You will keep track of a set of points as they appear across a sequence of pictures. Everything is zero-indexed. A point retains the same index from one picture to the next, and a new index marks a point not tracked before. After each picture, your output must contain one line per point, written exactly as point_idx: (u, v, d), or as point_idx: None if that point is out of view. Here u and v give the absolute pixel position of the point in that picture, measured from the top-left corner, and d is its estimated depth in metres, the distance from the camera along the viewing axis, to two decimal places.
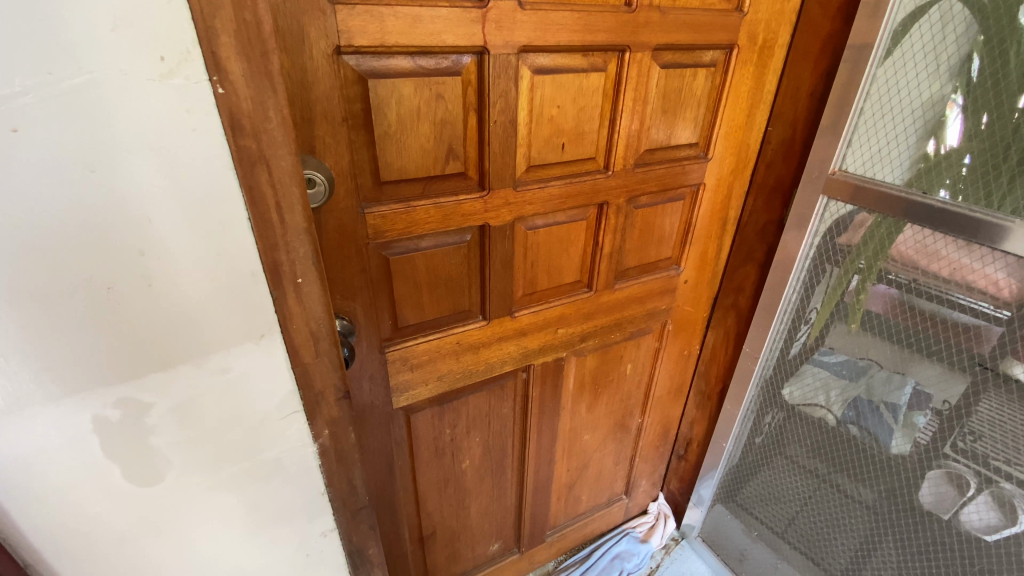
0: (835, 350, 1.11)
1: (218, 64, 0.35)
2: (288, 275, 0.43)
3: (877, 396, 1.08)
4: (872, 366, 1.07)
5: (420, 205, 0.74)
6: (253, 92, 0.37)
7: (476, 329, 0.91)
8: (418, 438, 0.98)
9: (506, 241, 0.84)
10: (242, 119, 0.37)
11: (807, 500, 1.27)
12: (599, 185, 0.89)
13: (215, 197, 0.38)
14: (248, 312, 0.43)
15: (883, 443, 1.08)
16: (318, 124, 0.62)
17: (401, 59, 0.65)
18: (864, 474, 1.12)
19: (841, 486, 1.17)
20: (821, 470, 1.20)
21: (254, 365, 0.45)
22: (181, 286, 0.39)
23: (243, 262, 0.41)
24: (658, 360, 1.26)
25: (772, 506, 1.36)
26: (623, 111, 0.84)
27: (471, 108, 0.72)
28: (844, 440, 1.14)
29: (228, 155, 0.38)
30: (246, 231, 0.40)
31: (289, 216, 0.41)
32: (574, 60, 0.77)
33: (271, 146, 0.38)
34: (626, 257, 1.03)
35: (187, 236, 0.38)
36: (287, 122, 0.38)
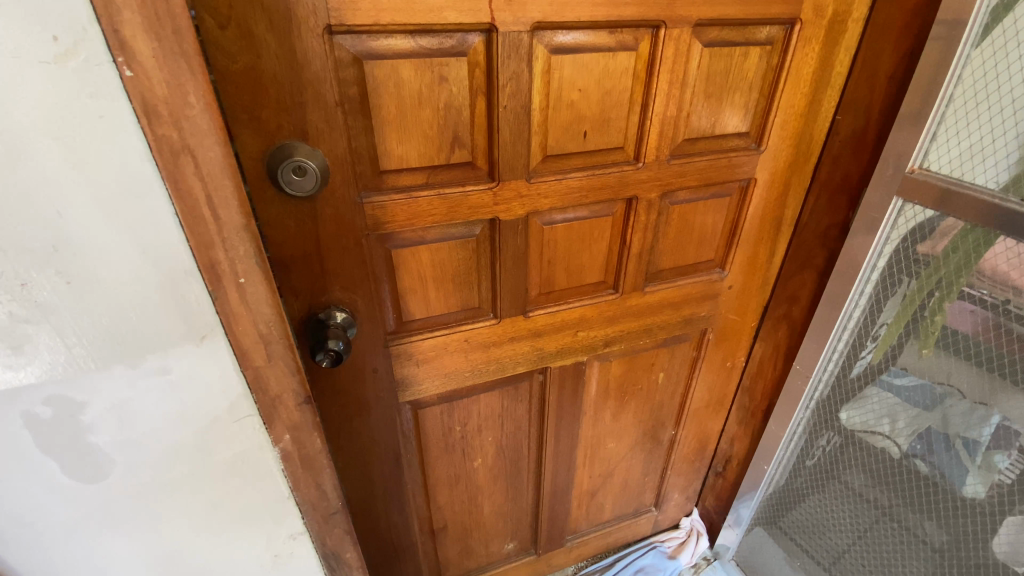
0: (907, 372, 0.95)
1: (122, 44, 0.34)
2: (229, 276, 0.43)
3: (953, 429, 0.93)
4: (951, 395, 0.91)
5: (424, 195, 0.70)
6: (167, 74, 0.36)
7: (486, 328, 0.87)
8: (427, 433, 0.95)
9: (519, 236, 0.79)
10: (157, 104, 0.36)
11: (862, 535, 1.13)
12: (626, 177, 0.81)
13: (134, 190, 0.38)
14: (183, 311, 0.42)
15: (954, 483, 0.93)
16: (310, 109, 0.59)
17: (400, 39, 0.60)
18: (929, 517, 0.98)
19: (902, 524, 1.03)
20: (878, 506, 1.07)
21: (196, 366, 0.45)
22: (102, 282, 0.39)
23: (174, 261, 0.41)
24: (695, 370, 1.15)
25: (822, 537, 1.22)
26: (657, 94, 0.75)
27: (478, 92, 0.66)
28: (910, 475, 1.00)
29: (147, 146, 0.37)
30: (174, 226, 0.40)
31: (223, 213, 0.41)
32: (598, 37, 0.69)
33: (196, 135, 0.38)
34: (658, 257, 0.93)
35: (107, 233, 0.38)
36: (210, 107, 0.38)
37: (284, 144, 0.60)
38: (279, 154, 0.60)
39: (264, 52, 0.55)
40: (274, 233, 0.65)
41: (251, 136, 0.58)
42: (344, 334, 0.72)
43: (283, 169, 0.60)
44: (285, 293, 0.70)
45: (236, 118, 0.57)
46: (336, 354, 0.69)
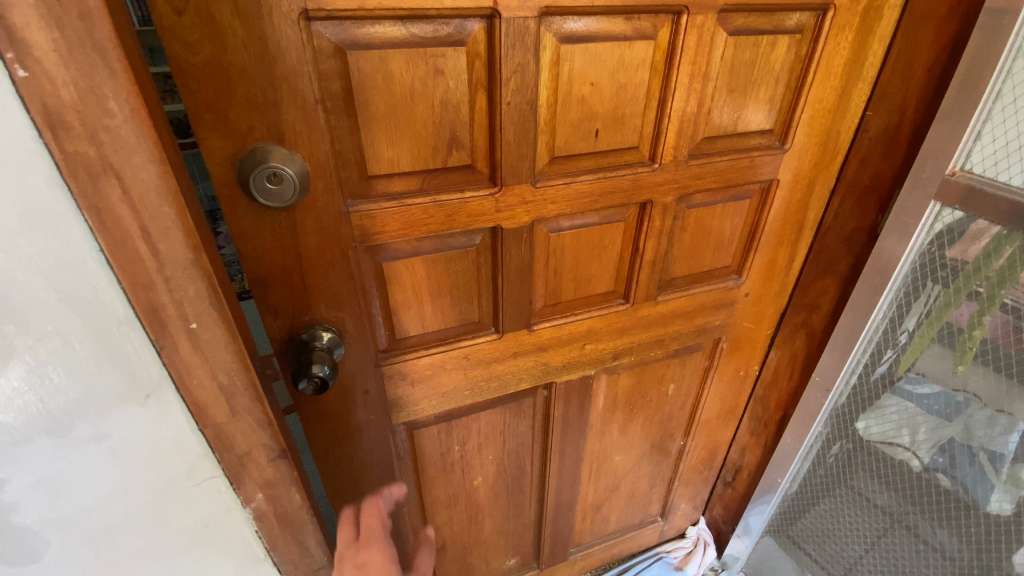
0: (926, 378, 0.90)
1: (12, 36, 0.29)
2: (178, 321, 0.39)
3: (976, 442, 0.87)
4: (971, 403, 0.85)
5: (417, 203, 0.63)
6: (74, 73, 0.30)
7: (487, 343, 0.80)
8: (423, 453, 0.89)
9: (523, 245, 0.72)
10: (65, 112, 0.31)
11: (874, 545, 1.09)
12: (641, 180, 0.73)
13: (49, 238, 0.34)
14: (121, 366, 0.40)
15: (978, 498, 0.88)
16: (286, 107, 0.52)
17: (388, 26, 0.52)
18: (953, 532, 0.93)
19: (917, 533, 0.99)
20: (898, 519, 1.02)
21: (139, 425, 0.43)
22: (21, 347, 0.37)
23: (107, 314, 0.38)
24: (707, 380, 1.09)
25: (829, 544, 1.18)
26: (676, 89, 0.67)
27: (478, 87, 0.59)
28: (929, 486, 0.95)
29: (56, 168, 0.33)
30: (103, 274, 0.36)
31: (164, 245, 0.36)
32: (613, 24, 0.61)
33: (125, 151, 0.33)
34: (672, 265, 0.87)
35: (23, 295, 0.35)
36: (137, 113, 0.33)
37: (256, 147, 0.52)
38: (251, 159, 0.52)
39: (229, 42, 0.47)
40: (249, 247, 0.57)
41: (217, 138, 0.50)
42: (329, 356, 0.65)
43: (256, 177, 0.52)
44: (264, 313, 0.62)
45: (199, 118, 0.49)
46: (321, 383, 0.62)
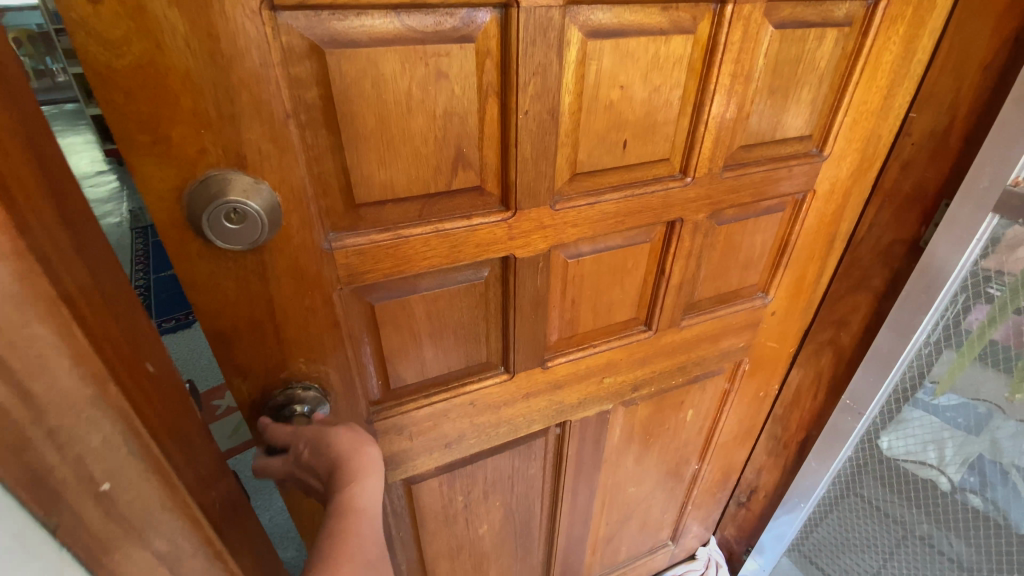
0: (952, 392, 0.84)
1: None
2: (82, 492, 0.28)
3: (1006, 459, 0.82)
4: (995, 415, 0.82)
5: (415, 234, 0.52)
6: None
7: (496, 386, 0.69)
8: (423, 507, 0.78)
9: (539, 276, 0.61)
10: None
11: (888, 559, 1.04)
12: (671, 196, 0.64)
13: None
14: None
15: (1014, 520, 0.83)
16: (248, 124, 0.40)
17: (378, 18, 0.41)
18: (982, 552, 0.88)
19: (936, 547, 0.95)
20: (920, 535, 0.97)
21: None
22: None
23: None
24: (726, 403, 1.01)
25: (842, 559, 1.13)
26: (715, 91, 0.58)
27: (490, 93, 0.48)
28: (957, 507, 0.90)
29: None
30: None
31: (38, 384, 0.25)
32: (647, 15, 0.51)
33: None
34: (699, 286, 0.77)
35: None
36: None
37: (210, 176, 0.40)
38: (204, 192, 0.40)
39: (165, 40, 0.35)
40: (206, 298, 0.45)
41: (155, 166, 0.38)
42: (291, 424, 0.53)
43: (211, 219, 0.40)
44: (228, 374, 0.51)
45: (130, 141, 0.37)
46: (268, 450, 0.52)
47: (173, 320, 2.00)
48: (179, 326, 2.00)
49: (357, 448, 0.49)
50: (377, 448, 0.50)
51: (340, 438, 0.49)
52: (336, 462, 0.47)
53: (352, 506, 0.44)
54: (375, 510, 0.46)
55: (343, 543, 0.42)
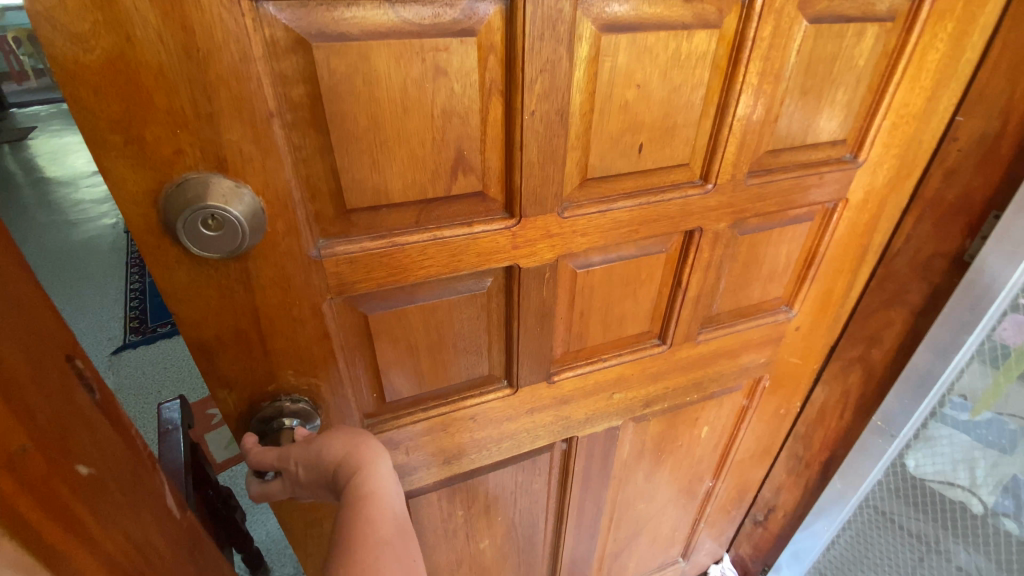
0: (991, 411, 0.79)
1: None
2: None
3: None
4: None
5: (410, 242, 0.48)
6: None
7: (498, 400, 0.66)
8: (421, 521, 0.76)
9: (545, 286, 0.58)
10: None
11: None
12: (690, 204, 0.59)
13: None
14: None
15: None
16: (228, 124, 0.37)
17: (370, 9, 0.38)
18: None
19: None
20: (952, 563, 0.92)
21: None
22: None
23: None
24: (744, 420, 0.96)
25: None
26: (741, 91, 0.53)
27: (493, 92, 0.44)
28: (992, 533, 0.85)
29: None
30: None
31: None
32: (668, 7, 0.46)
33: None
34: (718, 299, 0.73)
35: None
36: None
37: (189, 180, 0.37)
38: (180, 197, 0.37)
39: (134, 32, 0.32)
40: (186, 307, 0.43)
41: (128, 168, 0.36)
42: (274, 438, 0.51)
43: (185, 225, 0.37)
44: (213, 386, 0.48)
45: (100, 141, 0.34)
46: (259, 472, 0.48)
47: (171, 323, 1.98)
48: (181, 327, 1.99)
49: (353, 443, 0.46)
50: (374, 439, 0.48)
51: (333, 444, 0.46)
52: (336, 466, 0.45)
53: (360, 496, 0.42)
54: (390, 492, 0.44)
55: (364, 536, 0.41)
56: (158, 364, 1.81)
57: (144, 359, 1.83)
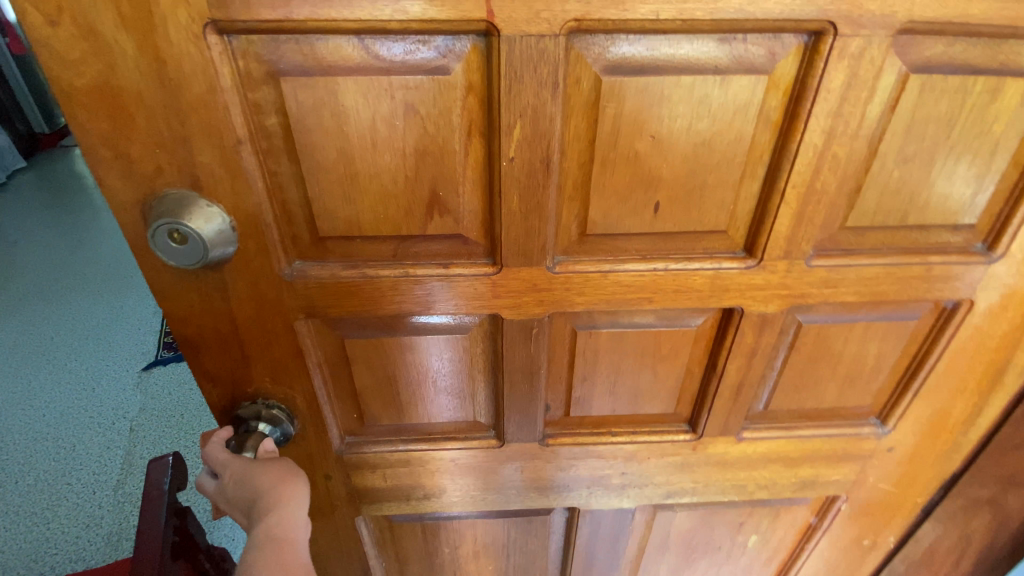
0: None
1: None
2: None
3: None
4: None
5: (382, 276, 0.47)
6: None
7: (484, 450, 0.62)
8: (406, 547, 0.75)
9: (535, 341, 0.52)
10: None
11: None
12: (726, 278, 0.49)
13: None
14: None
15: None
16: (200, 147, 0.39)
17: (339, 43, 0.37)
18: None
19: None
20: None
21: None
22: None
23: None
24: (809, 541, 0.77)
25: None
26: (799, 153, 0.42)
27: (472, 133, 0.41)
28: None
29: None
30: None
31: None
32: (692, 48, 0.38)
33: None
34: (771, 393, 0.59)
35: None
36: None
37: (167, 195, 0.40)
38: (157, 210, 0.40)
39: (117, 61, 0.35)
40: (172, 306, 0.47)
41: (118, 179, 0.40)
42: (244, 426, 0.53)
43: (155, 236, 0.40)
44: (199, 379, 0.52)
45: (94, 154, 0.38)
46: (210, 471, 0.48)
47: None
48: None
49: (282, 480, 0.47)
50: (304, 483, 0.49)
51: (269, 479, 0.47)
52: (262, 498, 0.45)
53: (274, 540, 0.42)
54: (299, 542, 0.44)
55: None
56: (180, 387, 1.59)
57: (169, 381, 1.61)
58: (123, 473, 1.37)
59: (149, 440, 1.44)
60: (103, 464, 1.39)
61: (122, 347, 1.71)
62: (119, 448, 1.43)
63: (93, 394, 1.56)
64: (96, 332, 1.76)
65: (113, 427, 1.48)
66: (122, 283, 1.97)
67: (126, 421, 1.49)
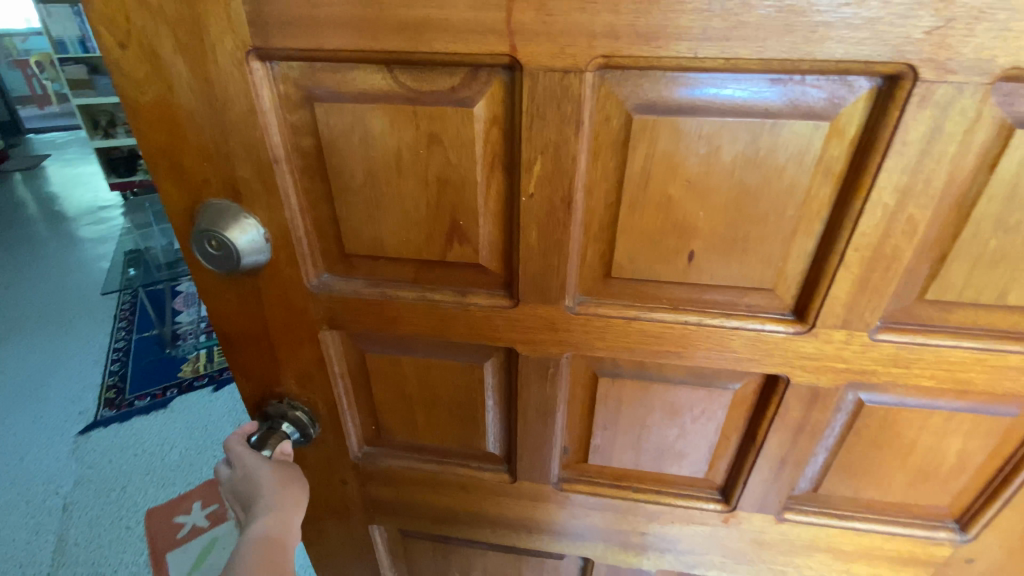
0: None
1: None
2: None
3: None
4: None
5: (401, 297, 0.47)
6: None
7: (494, 483, 0.60)
8: (417, 563, 0.74)
9: (552, 380, 0.50)
10: None
11: None
12: (769, 342, 0.43)
13: None
14: None
15: None
16: (240, 163, 0.41)
17: (369, 72, 0.38)
18: None
19: None
20: None
21: None
22: None
23: None
24: None
25: None
26: (864, 211, 0.37)
27: (494, 165, 0.40)
28: None
29: None
30: None
31: None
32: (737, 89, 0.34)
33: None
34: (820, 474, 0.52)
35: None
36: None
37: (211, 205, 0.43)
38: (201, 218, 0.43)
39: (175, 82, 0.38)
40: (214, 305, 0.50)
41: (173, 188, 0.43)
42: (271, 423, 0.56)
43: (197, 242, 0.43)
44: (235, 373, 0.56)
45: (154, 163, 0.42)
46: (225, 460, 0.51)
47: (153, 397, 1.61)
48: (161, 404, 1.60)
49: (286, 482, 0.50)
50: (302, 486, 0.52)
51: (275, 477, 0.50)
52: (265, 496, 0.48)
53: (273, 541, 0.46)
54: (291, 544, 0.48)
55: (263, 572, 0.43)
56: (123, 452, 1.45)
57: (112, 444, 1.47)
58: (53, 565, 1.20)
59: (87, 519, 1.29)
60: (32, 552, 1.22)
61: (53, 408, 1.56)
62: (50, 530, 1.27)
63: (21, 465, 1.41)
64: (35, 386, 1.63)
65: (42, 506, 1.32)
66: (65, 330, 1.85)
67: (58, 498, 1.33)
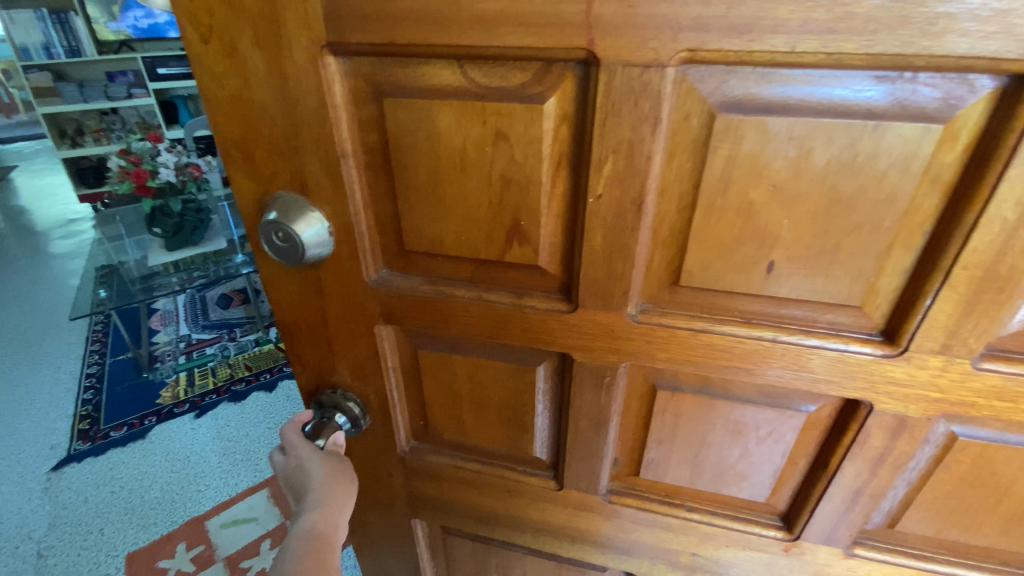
0: None
1: None
2: None
3: None
4: None
5: (457, 296, 0.47)
6: None
7: (539, 488, 0.59)
8: (457, 561, 0.74)
9: (607, 389, 0.48)
10: None
11: None
12: (852, 364, 0.40)
13: None
14: None
15: None
16: (308, 157, 0.42)
17: (438, 68, 0.37)
18: None
19: None
20: None
21: None
22: None
23: None
24: None
25: None
26: (978, 225, 0.33)
27: (561, 165, 0.38)
28: None
29: None
30: None
31: None
32: (835, 88, 0.31)
33: None
34: (899, 509, 0.47)
35: None
36: None
37: (279, 198, 0.44)
38: (269, 210, 0.44)
39: (251, 77, 0.39)
40: (277, 295, 0.51)
41: (245, 180, 0.44)
42: (323, 413, 0.57)
43: (264, 234, 0.44)
44: (293, 363, 0.57)
45: (228, 156, 0.43)
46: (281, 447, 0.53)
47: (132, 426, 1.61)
48: (139, 434, 1.60)
49: (336, 477, 0.51)
50: (351, 481, 0.53)
51: (327, 470, 0.51)
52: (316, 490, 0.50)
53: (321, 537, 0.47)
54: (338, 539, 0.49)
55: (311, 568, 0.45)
56: (86, 493, 1.41)
57: (85, 480, 1.45)
58: None
59: (65, 564, 1.25)
60: None
61: (24, 445, 1.54)
62: None
63: None
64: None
65: (16, 554, 1.27)
66: (38, 359, 1.85)
67: (31, 544, 1.29)
